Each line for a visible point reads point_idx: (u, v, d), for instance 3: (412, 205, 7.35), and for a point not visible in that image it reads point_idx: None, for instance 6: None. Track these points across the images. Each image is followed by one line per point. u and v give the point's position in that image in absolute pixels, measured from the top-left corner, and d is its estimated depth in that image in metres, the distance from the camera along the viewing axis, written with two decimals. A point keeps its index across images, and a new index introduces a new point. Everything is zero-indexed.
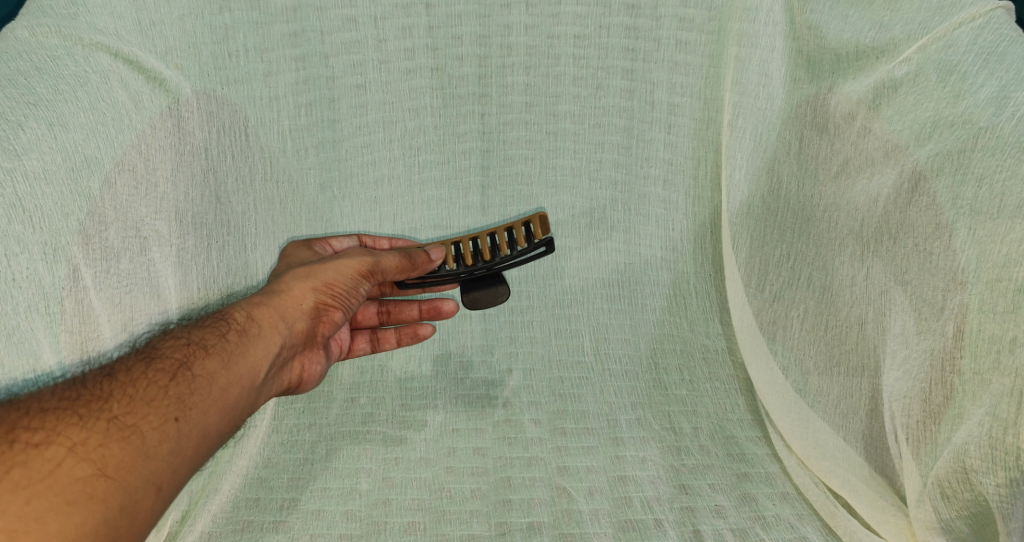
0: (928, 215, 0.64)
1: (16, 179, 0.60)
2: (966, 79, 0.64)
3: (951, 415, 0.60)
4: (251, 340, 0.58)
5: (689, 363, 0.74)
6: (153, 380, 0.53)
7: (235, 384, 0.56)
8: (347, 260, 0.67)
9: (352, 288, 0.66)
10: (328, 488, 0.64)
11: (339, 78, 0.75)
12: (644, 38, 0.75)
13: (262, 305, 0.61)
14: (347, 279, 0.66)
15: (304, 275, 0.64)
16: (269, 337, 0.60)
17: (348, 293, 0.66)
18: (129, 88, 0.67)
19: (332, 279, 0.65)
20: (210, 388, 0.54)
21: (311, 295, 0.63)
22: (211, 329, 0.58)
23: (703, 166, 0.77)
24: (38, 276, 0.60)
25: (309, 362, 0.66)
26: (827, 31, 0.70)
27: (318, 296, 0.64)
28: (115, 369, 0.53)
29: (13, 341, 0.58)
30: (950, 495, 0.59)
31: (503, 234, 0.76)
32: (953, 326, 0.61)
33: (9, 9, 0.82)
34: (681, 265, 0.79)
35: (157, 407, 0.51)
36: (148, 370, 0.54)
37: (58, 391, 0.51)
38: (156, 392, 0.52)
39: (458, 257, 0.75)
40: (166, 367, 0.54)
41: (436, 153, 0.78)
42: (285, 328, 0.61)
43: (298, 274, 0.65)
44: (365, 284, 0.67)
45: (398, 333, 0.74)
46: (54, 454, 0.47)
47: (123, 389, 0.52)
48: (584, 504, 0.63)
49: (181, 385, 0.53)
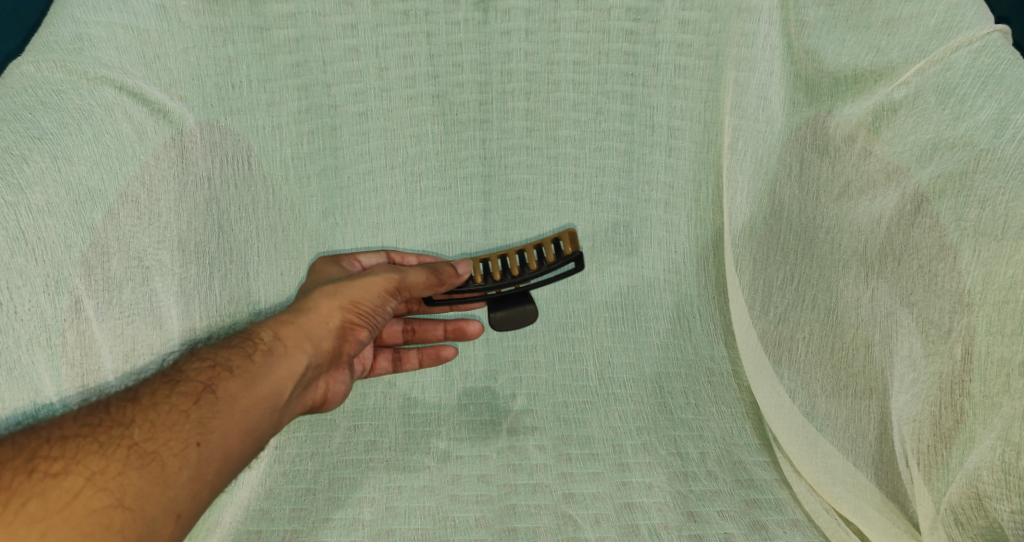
0: (933, 235, 0.62)
1: (19, 213, 0.58)
2: (966, 102, 0.63)
3: (962, 438, 0.59)
4: (276, 359, 0.58)
5: (694, 387, 0.74)
6: (176, 404, 0.53)
7: (259, 405, 0.56)
8: (373, 277, 0.66)
9: (377, 305, 0.66)
10: (331, 519, 0.63)
11: (340, 107, 0.75)
12: (643, 63, 0.75)
13: (287, 324, 0.61)
14: (373, 297, 0.65)
15: (330, 293, 0.64)
16: (294, 357, 0.59)
17: (373, 310, 0.66)
18: (133, 120, 0.66)
19: (358, 297, 0.65)
20: (232, 410, 0.54)
21: (337, 312, 0.63)
22: (236, 350, 0.58)
23: (703, 189, 0.78)
24: (41, 309, 0.59)
25: (334, 380, 0.66)
26: (824, 56, 0.70)
27: (344, 314, 0.64)
28: (140, 393, 0.53)
29: (13, 375, 0.57)
30: (963, 521, 0.58)
31: (531, 252, 0.77)
32: (960, 348, 0.59)
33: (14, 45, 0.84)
34: (684, 287, 0.79)
35: (178, 432, 0.51)
36: (172, 394, 0.53)
37: (81, 418, 0.51)
38: (177, 416, 0.52)
39: (486, 274, 0.77)
40: (190, 390, 0.54)
41: (437, 179, 0.79)
42: (310, 347, 0.61)
43: (324, 291, 0.64)
44: (391, 300, 0.67)
45: (421, 354, 0.75)
46: (72, 484, 0.47)
47: (146, 415, 0.51)
48: (592, 533, 0.62)
49: (204, 408, 0.53)
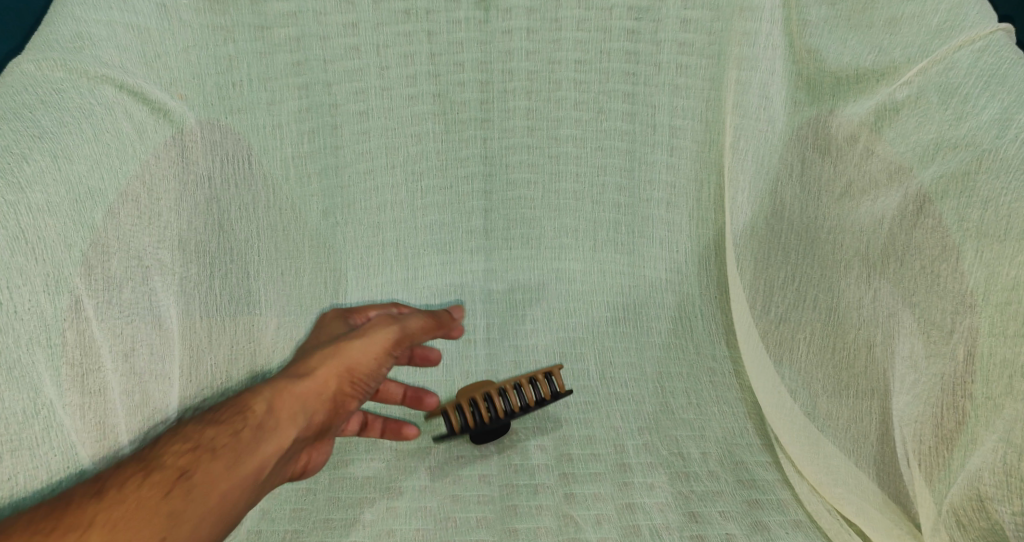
0: (935, 236, 0.60)
1: (19, 212, 0.54)
2: (968, 102, 0.61)
3: (965, 440, 0.56)
4: (264, 437, 0.55)
5: (696, 387, 0.75)
6: (146, 497, 0.49)
7: (238, 491, 0.52)
8: (372, 334, 0.62)
9: (375, 369, 0.62)
10: (331, 519, 0.63)
11: (341, 105, 0.75)
12: (644, 62, 0.75)
13: (284, 395, 0.57)
14: (371, 362, 0.61)
15: (329, 355, 0.60)
16: (286, 433, 0.56)
17: (370, 375, 0.61)
18: (134, 120, 0.63)
19: (356, 361, 0.60)
20: (206, 500, 0.50)
21: (335, 380, 0.59)
22: (222, 429, 0.54)
23: (706, 188, 0.78)
24: (40, 309, 0.54)
25: (317, 451, 0.64)
26: (826, 55, 0.70)
27: (341, 381, 0.60)
28: (107, 485, 0.49)
29: (14, 376, 0.52)
30: (965, 523, 0.55)
31: (528, 358, 0.71)
32: (964, 349, 0.57)
33: (15, 43, 0.84)
34: (686, 287, 0.81)
35: (142, 532, 0.47)
36: (144, 484, 0.49)
37: (38, 514, 0.47)
38: (144, 514, 0.48)
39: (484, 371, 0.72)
40: (164, 479, 0.50)
41: (437, 178, 0.79)
42: (305, 420, 0.57)
43: (324, 352, 0.60)
44: (390, 359, 0.63)
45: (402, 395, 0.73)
46: None
47: (110, 514, 0.47)
48: (592, 533, 0.62)
49: (176, 501, 0.49)
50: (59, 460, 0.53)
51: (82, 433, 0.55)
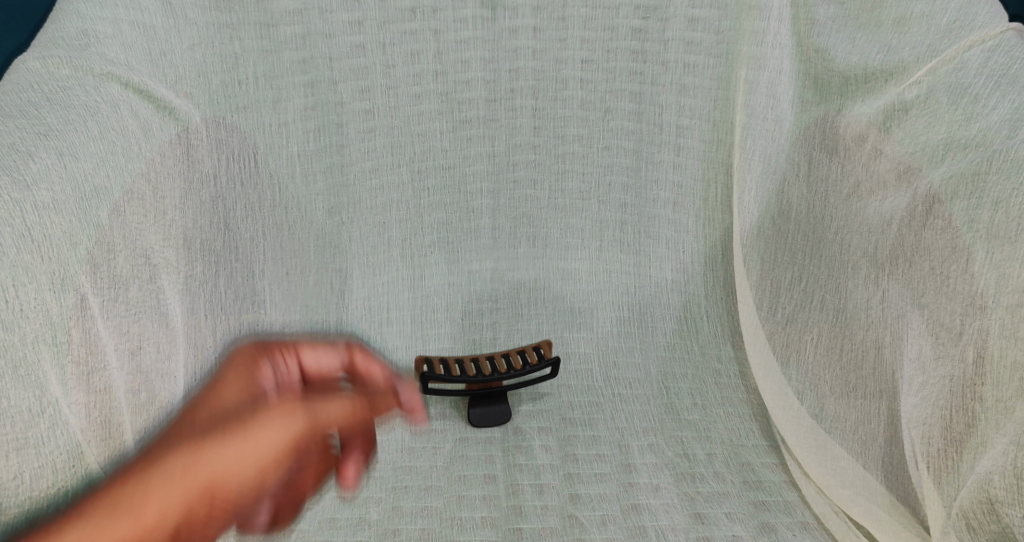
0: (946, 237, 0.59)
1: (24, 210, 0.52)
2: (978, 102, 0.59)
3: (975, 443, 0.54)
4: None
5: (702, 388, 0.76)
6: None
7: None
8: (242, 459, 0.44)
9: (256, 482, 0.44)
10: (336, 519, 0.62)
11: (348, 104, 0.76)
12: (652, 61, 0.75)
13: (110, 515, 0.41)
14: (250, 477, 0.43)
15: (178, 470, 0.42)
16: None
17: (245, 494, 0.44)
18: (139, 117, 0.62)
19: (213, 483, 0.42)
20: None
21: (178, 512, 0.41)
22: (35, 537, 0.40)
23: (713, 188, 0.78)
24: (45, 307, 0.51)
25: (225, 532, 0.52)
26: (835, 54, 0.69)
27: (190, 508, 0.42)
28: None
29: (20, 375, 0.49)
30: (975, 526, 0.53)
31: (531, 352, 0.77)
32: (973, 350, 0.55)
33: (24, 36, 0.84)
34: (691, 287, 0.82)
35: None
36: None
37: None
38: None
39: (492, 367, 0.76)
40: None
41: (443, 177, 0.80)
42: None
43: (180, 463, 0.43)
44: (273, 489, 0.46)
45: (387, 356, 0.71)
46: None
47: None
48: (598, 535, 0.61)
49: None
50: (64, 460, 0.49)
51: (88, 432, 0.52)
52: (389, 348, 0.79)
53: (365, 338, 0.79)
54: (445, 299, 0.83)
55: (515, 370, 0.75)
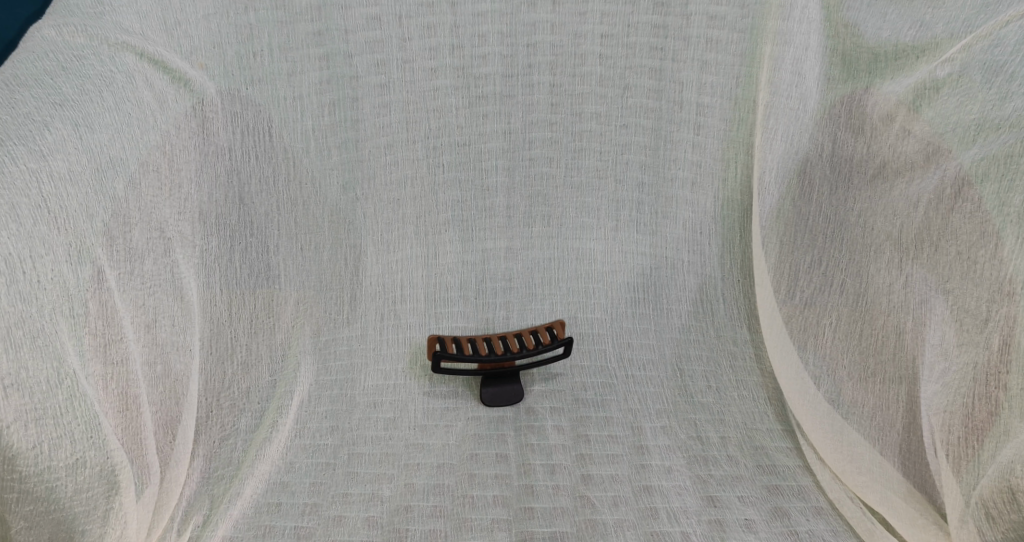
0: (975, 222, 0.58)
1: (41, 180, 0.51)
2: (1014, 80, 0.59)
3: (998, 431, 0.53)
4: None
5: (717, 371, 0.75)
6: None
7: None
8: None
9: None
10: (350, 494, 0.62)
11: (362, 78, 0.74)
12: (674, 36, 0.73)
13: None
14: None
15: None
16: None
17: None
18: (154, 88, 0.62)
19: None
20: None
21: None
22: None
23: (732, 168, 0.76)
24: (62, 279, 0.51)
25: None
26: (865, 30, 0.68)
27: None
28: None
29: (38, 344, 0.48)
30: (995, 515, 0.50)
31: (544, 332, 0.77)
32: (999, 338, 0.55)
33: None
34: (709, 269, 0.80)
35: None
36: None
37: None
38: None
39: (509, 347, 0.76)
40: None
41: (458, 154, 0.77)
42: None
43: None
44: None
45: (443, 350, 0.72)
46: None
47: None
48: (609, 515, 0.61)
49: None
50: (82, 430, 0.50)
51: (105, 404, 0.52)
52: (402, 326, 0.78)
53: (378, 315, 0.78)
54: (461, 278, 0.80)
55: (527, 350, 0.75)
